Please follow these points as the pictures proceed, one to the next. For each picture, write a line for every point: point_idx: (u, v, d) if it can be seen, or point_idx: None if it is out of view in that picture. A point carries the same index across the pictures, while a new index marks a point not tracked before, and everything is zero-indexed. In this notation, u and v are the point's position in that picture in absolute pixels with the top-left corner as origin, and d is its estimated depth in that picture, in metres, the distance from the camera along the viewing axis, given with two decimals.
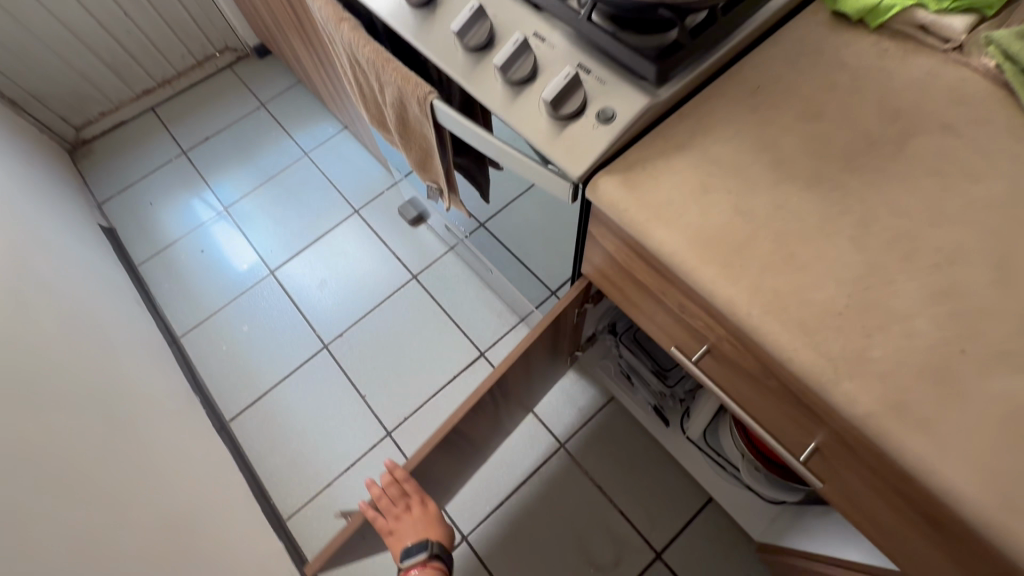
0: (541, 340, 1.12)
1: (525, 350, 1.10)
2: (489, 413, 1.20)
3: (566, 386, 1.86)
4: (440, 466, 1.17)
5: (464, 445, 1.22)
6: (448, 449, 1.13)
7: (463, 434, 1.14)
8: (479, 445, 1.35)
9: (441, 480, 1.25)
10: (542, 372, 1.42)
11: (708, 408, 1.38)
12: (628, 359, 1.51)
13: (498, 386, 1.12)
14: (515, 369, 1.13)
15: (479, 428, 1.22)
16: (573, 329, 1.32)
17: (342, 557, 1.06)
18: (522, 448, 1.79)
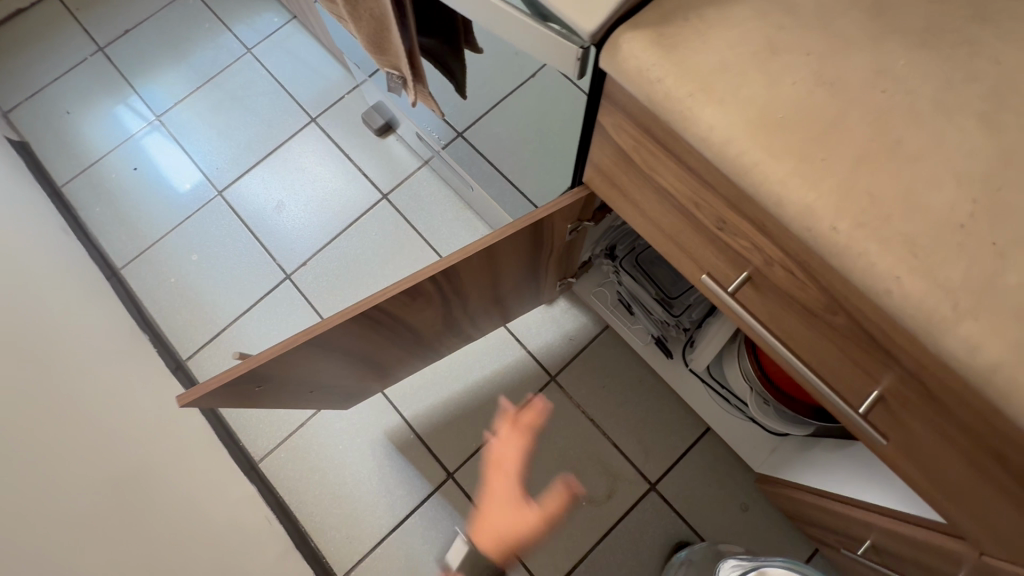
0: (514, 241, 0.90)
1: (491, 247, 0.88)
2: (437, 306, 1.03)
3: (556, 314, 1.70)
4: (363, 343, 1.01)
5: (403, 331, 1.07)
6: (370, 326, 0.95)
7: (395, 316, 0.97)
8: (424, 338, 1.21)
9: (374, 356, 1.13)
10: (519, 285, 1.23)
11: (718, 342, 1.24)
12: (628, 287, 1.34)
13: (448, 279, 0.93)
14: (474, 269, 0.95)
15: (420, 318, 1.05)
16: (566, 248, 1.12)
17: (237, 400, 0.96)
18: (505, 377, 1.67)
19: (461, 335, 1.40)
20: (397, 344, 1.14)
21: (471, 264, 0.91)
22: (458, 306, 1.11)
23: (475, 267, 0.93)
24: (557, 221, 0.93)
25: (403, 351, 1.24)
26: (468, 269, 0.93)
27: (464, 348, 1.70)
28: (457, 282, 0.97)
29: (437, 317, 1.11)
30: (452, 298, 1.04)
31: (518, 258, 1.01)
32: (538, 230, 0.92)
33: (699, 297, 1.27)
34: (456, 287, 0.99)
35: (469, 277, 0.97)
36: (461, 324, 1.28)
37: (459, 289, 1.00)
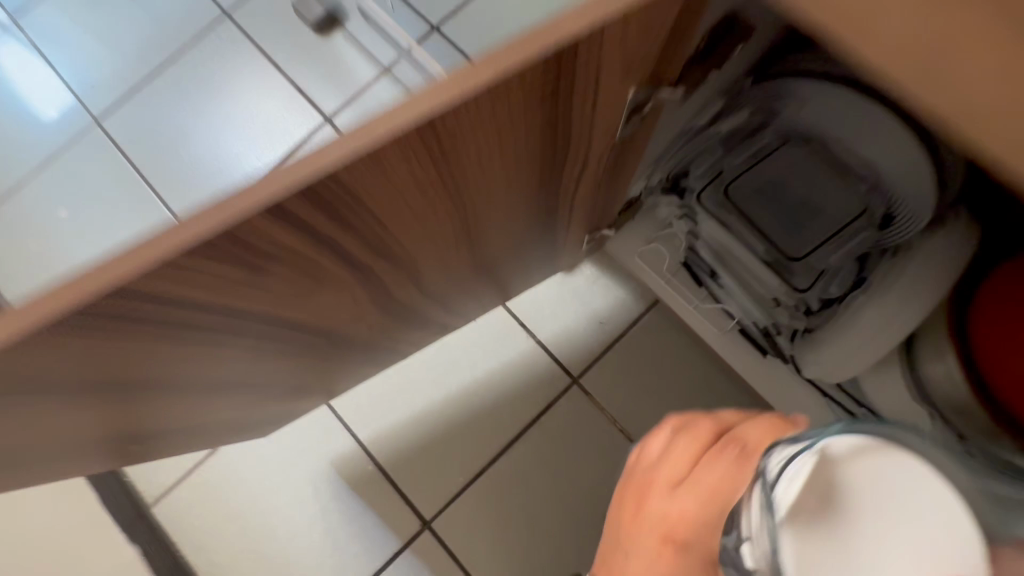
0: (508, 112, 0.37)
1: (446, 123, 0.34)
2: (348, 280, 0.48)
3: (578, 286, 1.15)
4: (188, 361, 0.47)
5: (290, 331, 0.53)
6: (174, 332, 0.41)
7: (238, 307, 0.42)
8: (353, 336, 0.68)
9: (249, 375, 0.60)
10: (520, 239, 0.67)
11: (890, 333, 0.68)
12: (710, 240, 0.78)
13: (343, 219, 0.38)
14: (410, 188, 0.39)
15: (319, 307, 0.51)
16: (612, 160, 0.56)
17: None
18: (505, 381, 1.13)
19: (427, 325, 0.86)
20: (292, 352, 0.60)
21: (399, 166, 0.36)
22: (396, 281, 0.56)
23: (406, 177, 0.37)
24: (610, 52, 0.37)
25: (316, 361, 0.70)
26: (397, 181, 0.37)
27: (443, 340, 1.15)
28: (377, 224, 0.41)
29: (361, 303, 0.56)
30: (377, 263, 0.49)
31: (514, 165, 0.45)
32: (565, 69, 0.36)
33: (843, 256, 0.74)
34: (371, 238, 0.43)
35: (401, 206, 0.41)
36: (419, 311, 0.73)
37: (381, 241, 0.45)
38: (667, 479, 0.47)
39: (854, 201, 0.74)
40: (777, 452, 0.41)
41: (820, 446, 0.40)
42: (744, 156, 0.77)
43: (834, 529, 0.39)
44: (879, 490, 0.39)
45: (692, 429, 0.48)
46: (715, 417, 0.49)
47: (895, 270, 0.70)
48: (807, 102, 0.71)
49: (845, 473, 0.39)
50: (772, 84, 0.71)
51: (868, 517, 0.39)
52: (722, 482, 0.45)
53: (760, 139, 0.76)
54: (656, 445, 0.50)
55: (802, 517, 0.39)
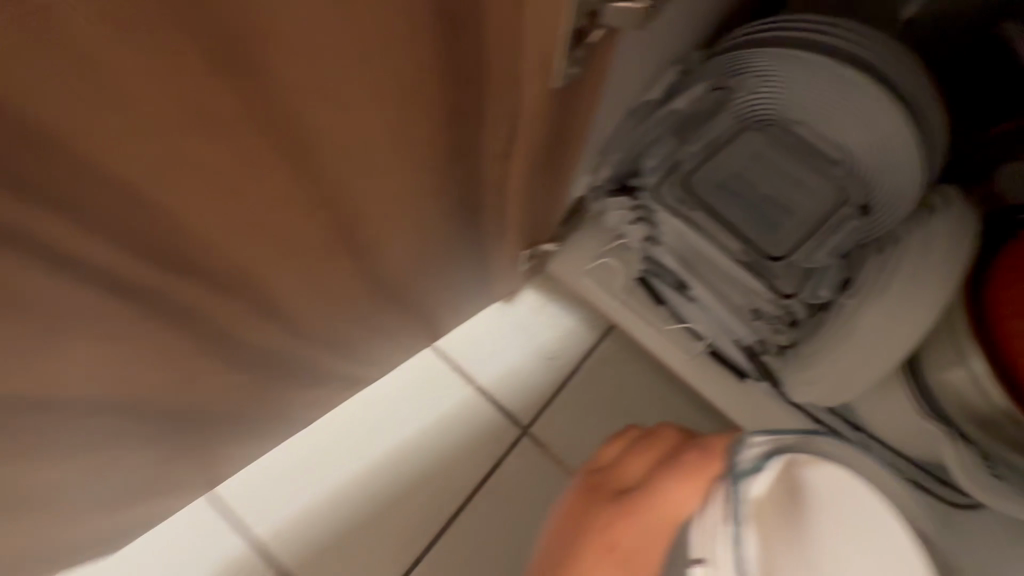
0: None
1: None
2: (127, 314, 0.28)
3: (521, 318, 0.98)
4: None
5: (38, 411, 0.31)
6: None
7: None
8: (194, 407, 0.45)
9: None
10: (435, 252, 0.49)
11: (901, 340, 0.55)
12: (673, 244, 0.64)
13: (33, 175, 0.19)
14: (177, 119, 0.20)
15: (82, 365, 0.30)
16: (551, 127, 0.40)
17: None
18: (441, 441, 0.92)
19: (326, 380, 0.64)
20: (71, 444, 0.37)
21: (115, 47, 0.17)
22: (229, 317, 0.35)
23: (145, 85, 0.18)
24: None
25: (140, 450, 0.47)
26: (128, 94, 0.18)
27: (362, 395, 0.93)
28: (126, 194, 0.22)
29: (179, 354, 0.35)
30: (171, 282, 0.28)
31: (394, 107, 0.27)
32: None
33: (832, 252, 0.62)
34: (125, 225, 0.23)
35: (166, 158, 0.22)
36: (300, 362, 0.52)
37: (153, 237, 0.25)
38: (615, 485, 0.43)
39: (829, 188, 0.64)
40: (745, 449, 0.35)
41: (789, 454, 0.34)
42: (700, 144, 0.65)
43: (803, 526, 0.33)
44: (839, 503, 0.34)
45: (654, 438, 0.46)
46: (681, 432, 0.46)
47: (889, 261, 0.57)
48: (770, 76, 0.61)
49: (810, 480, 0.34)
50: (731, 57, 0.61)
51: (825, 530, 0.33)
52: (668, 499, 0.38)
53: (719, 123, 0.65)
54: (614, 453, 0.47)
55: (770, 513, 0.33)
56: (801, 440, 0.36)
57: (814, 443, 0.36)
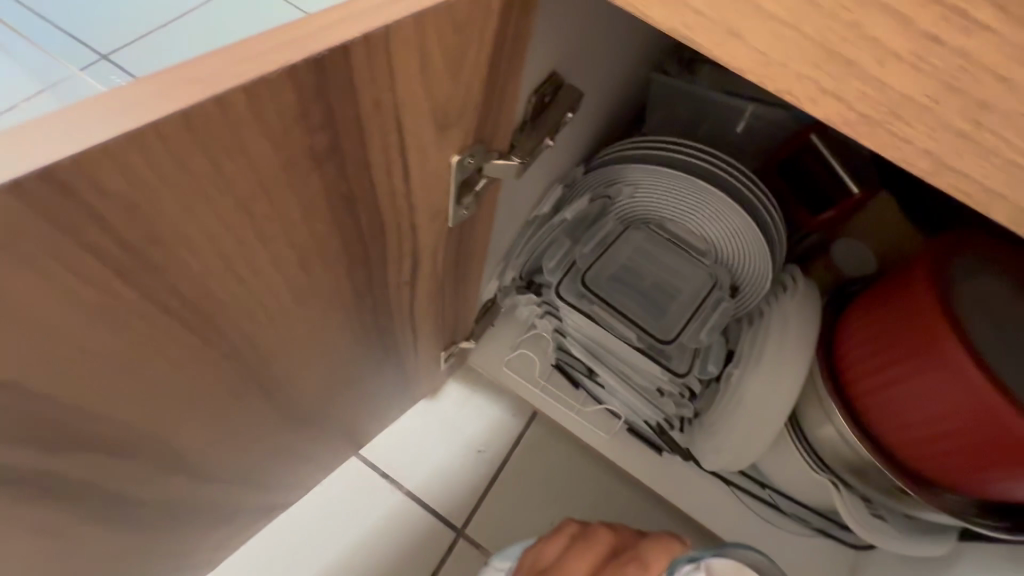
0: (292, 190, 0.24)
1: (166, 202, 0.19)
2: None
3: (446, 413, 0.97)
4: None
5: None
6: None
7: None
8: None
9: None
10: (349, 373, 0.49)
11: (779, 404, 0.63)
12: (579, 335, 0.70)
13: None
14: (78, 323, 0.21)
15: None
16: (450, 254, 0.44)
17: None
18: (371, 559, 0.86)
19: (237, 516, 0.59)
20: None
21: (14, 274, 0.18)
22: (126, 480, 0.33)
23: (43, 301, 0.19)
24: (413, 92, 0.25)
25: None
26: (24, 310, 0.19)
27: (279, 520, 0.86)
28: (14, 395, 0.22)
29: (60, 527, 0.32)
30: (59, 463, 0.27)
31: (298, 269, 0.29)
32: (341, 113, 0.22)
33: (710, 331, 0.69)
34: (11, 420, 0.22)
35: (61, 354, 0.22)
36: (207, 506, 0.49)
37: (42, 425, 0.24)
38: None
39: (702, 274, 0.73)
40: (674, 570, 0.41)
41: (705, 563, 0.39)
42: (590, 244, 0.72)
43: None
44: None
45: (590, 538, 0.50)
46: (614, 530, 0.51)
47: (759, 335, 0.67)
48: (639, 185, 0.72)
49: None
50: (605, 171, 0.71)
51: None
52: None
53: (604, 225, 0.74)
54: (552, 550, 0.50)
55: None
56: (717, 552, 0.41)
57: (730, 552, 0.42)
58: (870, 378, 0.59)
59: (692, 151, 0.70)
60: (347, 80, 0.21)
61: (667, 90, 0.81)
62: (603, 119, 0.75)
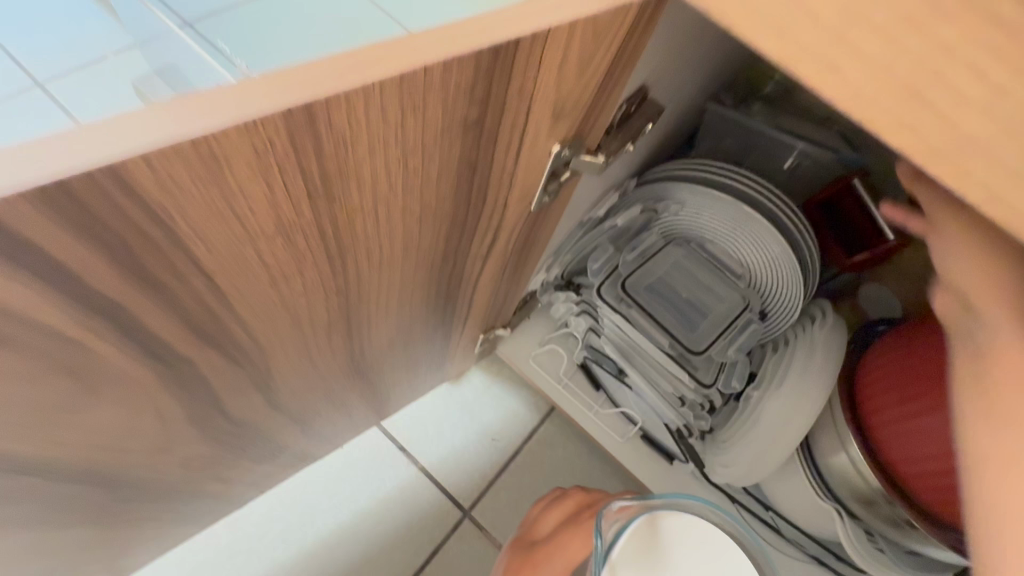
0: (438, 149, 0.28)
1: (359, 140, 0.24)
2: (148, 378, 0.30)
3: (466, 398, 1.01)
4: None
5: (31, 478, 0.31)
6: None
7: None
8: (158, 477, 0.45)
9: None
10: (409, 334, 0.54)
11: (798, 426, 0.66)
12: (614, 336, 0.75)
13: (139, 268, 0.22)
14: (268, 232, 0.25)
15: (92, 430, 0.31)
16: (522, 236, 0.48)
17: None
18: (379, 524, 0.90)
19: (279, 456, 0.64)
20: (37, 513, 0.36)
21: (254, 185, 0.22)
22: (228, 388, 0.38)
23: (258, 210, 0.24)
24: (547, 84, 0.29)
25: (79, 528, 0.44)
26: (247, 216, 0.23)
27: (298, 475, 0.90)
28: (205, 285, 0.26)
29: (171, 420, 0.37)
30: (201, 357, 0.31)
31: (416, 223, 0.34)
32: (495, 91, 0.27)
33: (738, 349, 0.72)
34: (190, 307, 0.27)
35: (247, 259, 0.26)
36: (267, 435, 0.53)
37: (210, 319, 0.28)
38: (528, 538, 0.49)
39: (735, 295, 0.77)
40: (609, 513, 0.44)
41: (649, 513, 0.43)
42: (633, 253, 0.76)
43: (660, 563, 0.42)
44: (689, 546, 0.42)
45: (563, 497, 0.53)
46: (584, 489, 0.52)
47: (785, 357, 0.71)
48: (686, 204, 0.75)
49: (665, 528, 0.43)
50: (655, 186, 0.75)
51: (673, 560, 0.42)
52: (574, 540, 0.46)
53: (648, 237, 0.78)
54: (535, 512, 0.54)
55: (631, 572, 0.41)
56: (667, 502, 0.44)
57: (680, 503, 0.44)
58: (901, 407, 0.61)
59: (742, 178, 0.74)
60: (509, 64, 0.26)
61: (721, 121, 0.86)
62: (659, 139, 0.79)
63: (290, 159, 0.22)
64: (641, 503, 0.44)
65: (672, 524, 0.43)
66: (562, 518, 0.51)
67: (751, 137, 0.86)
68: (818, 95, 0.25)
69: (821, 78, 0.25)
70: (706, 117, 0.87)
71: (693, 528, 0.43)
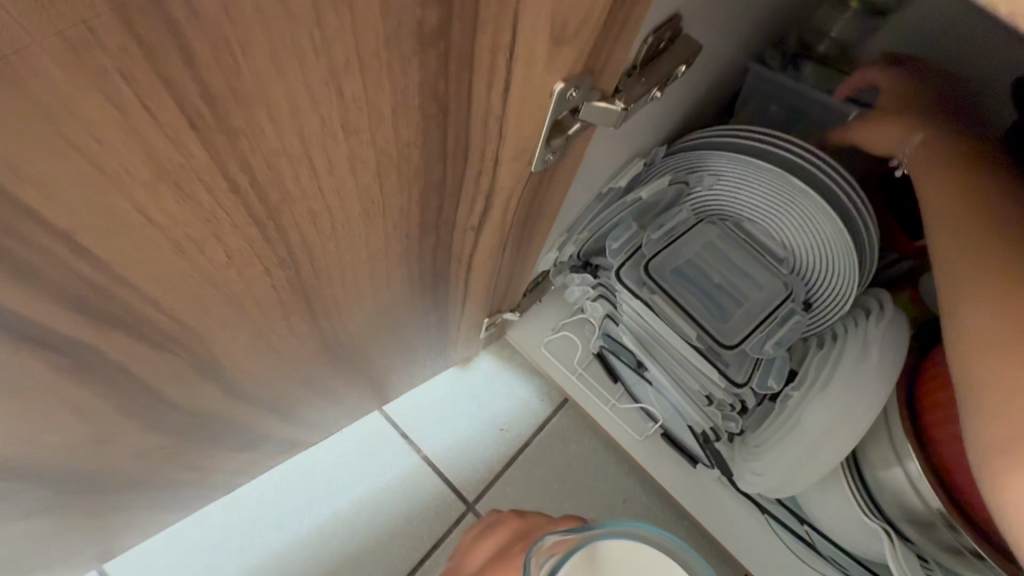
0: (387, 73, 0.21)
1: (252, 43, 0.16)
2: (33, 366, 0.24)
3: (474, 386, 0.95)
4: None
5: None
6: None
7: None
8: (104, 470, 0.40)
9: None
10: (395, 317, 0.47)
11: (845, 436, 0.56)
12: (634, 325, 0.67)
13: None
14: (142, 176, 0.18)
15: None
16: (523, 206, 0.41)
17: None
18: (378, 513, 0.85)
19: (259, 444, 0.59)
20: None
21: (89, 99, 0.15)
22: (162, 377, 0.32)
23: (109, 140, 0.16)
24: None
25: (23, 523, 0.40)
26: (97, 151, 0.17)
27: (295, 459, 0.86)
28: (68, 248, 0.19)
29: (94, 412, 0.31)
30: (105, 341, 0.25)
31: (374, 177, 0.26)
32: None
33: (776, 344, 0.63)
34: (57, 277, 0.20)
35: (121, 214, 0.19)
36: (236, 425, 0.48)
37: (94, 294, 0.22)
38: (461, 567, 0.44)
39: (776, 283, 0.67)
40: (540, 547, 0.36)
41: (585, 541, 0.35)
42: (658, 231, 0.67)
43: None
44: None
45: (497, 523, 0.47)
46: (517, 515, 0.47)
47: (833, 354, 0.62)
48: (723, 176, 0.66)
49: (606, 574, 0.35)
50: (687, 155, 0.66)
51: None
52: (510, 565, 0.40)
53: (677, 213, 0.69)
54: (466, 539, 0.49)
55: None
56: (609, 531, 0.36)
57: (628, 531, 0.36)
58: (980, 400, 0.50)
59: (789, 145, 0.64)
60: None
61: (765, 83, 0.76)
62: (693, 101, 0.69)
63: (137, 61, 0.15)
64: (580, 535, 0.36)
65: (613, 554, 0.35)
66: (541, 525, 0.44)
67: (798, 101, 0.77)
68: None
69: None
70: (749, 79, 0.77)
71: (640, 558, 0.35)
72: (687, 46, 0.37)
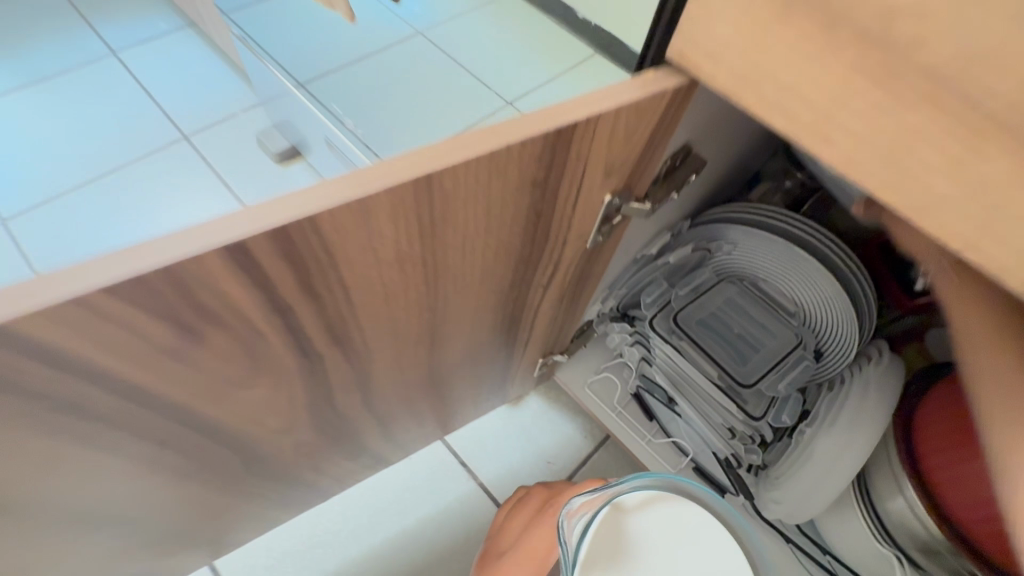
0: (515, 201, 0.37)
1: (459, 195, 0.33)
2: (293, 367, 0.40)
3: (524, 422, 1.08)
4: (47, 472, 0.34)
5: (204, 439, 0.42)
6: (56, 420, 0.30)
7: (149, 392, 0.33)
8: (274, 457, 0.55)
9: (128, 504, 0.45)
10: (479, 354, 0.62)
11: (849, 467, 0.67)
12: (666, 367, 0.79)
13: (310, 281, 0.32)
14: (389, 259, 0.35)
15: (250, 405, 0.41)
16: (578, 270, 0.56)
17: None
18: (439, 533, 0.97)
19: (360, 456, 0.73)
20: (196, 470, 0.47)
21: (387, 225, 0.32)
22: (340, 384, 0.48)
23: (385, 243, 0.33)
24: (601, 152, 0.37)
25: (216, 494, 0.55)
26: (379, 248, 0.33)
27: (371, 481, 0.99)
28: (344, 297, 0.36)
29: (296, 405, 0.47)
30: (330, 355, 0.41)
31: (493, 256, 0.43)
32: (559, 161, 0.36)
33: (788, 385, 0.75)
34: (331, 314, 0.37)
35: (373, 279, 0.36)
36: (357, 434, 0.63)
37: (341, 324, 0.38)
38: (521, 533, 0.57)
39: (789, 333, 0.78)
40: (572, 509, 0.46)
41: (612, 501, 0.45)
42: (686, 288, 0.81)
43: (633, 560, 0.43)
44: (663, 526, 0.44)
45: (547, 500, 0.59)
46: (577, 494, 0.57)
47: (839, 395, 0.72)
48: (738, 245, 0.81)
49: (632, 524, 0.44)
50: (707, 227, 0.81)
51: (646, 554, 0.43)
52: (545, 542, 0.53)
53: (700, 274, 0.82)
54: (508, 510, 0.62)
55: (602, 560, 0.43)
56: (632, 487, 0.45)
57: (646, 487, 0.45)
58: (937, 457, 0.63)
59: (793, 221, 0.78)
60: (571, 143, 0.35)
61: None
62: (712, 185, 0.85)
63: (411, 208, 0.31)
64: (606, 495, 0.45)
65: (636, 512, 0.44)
66: None
67: None
68: (819, 159, 0.32)
69: (819, 147, 0.31)
70: None
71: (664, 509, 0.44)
72: (694, 157, 0.52)
